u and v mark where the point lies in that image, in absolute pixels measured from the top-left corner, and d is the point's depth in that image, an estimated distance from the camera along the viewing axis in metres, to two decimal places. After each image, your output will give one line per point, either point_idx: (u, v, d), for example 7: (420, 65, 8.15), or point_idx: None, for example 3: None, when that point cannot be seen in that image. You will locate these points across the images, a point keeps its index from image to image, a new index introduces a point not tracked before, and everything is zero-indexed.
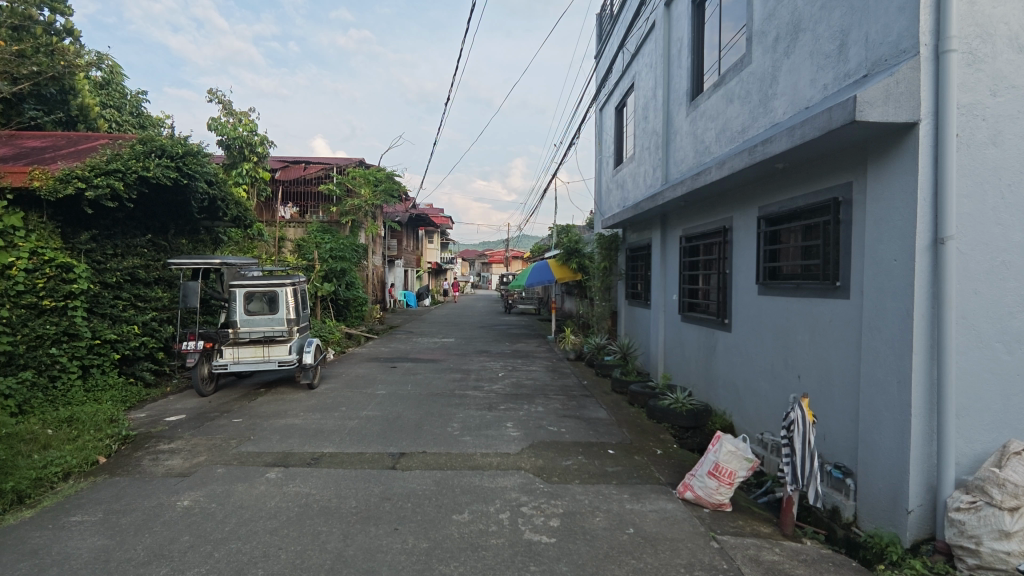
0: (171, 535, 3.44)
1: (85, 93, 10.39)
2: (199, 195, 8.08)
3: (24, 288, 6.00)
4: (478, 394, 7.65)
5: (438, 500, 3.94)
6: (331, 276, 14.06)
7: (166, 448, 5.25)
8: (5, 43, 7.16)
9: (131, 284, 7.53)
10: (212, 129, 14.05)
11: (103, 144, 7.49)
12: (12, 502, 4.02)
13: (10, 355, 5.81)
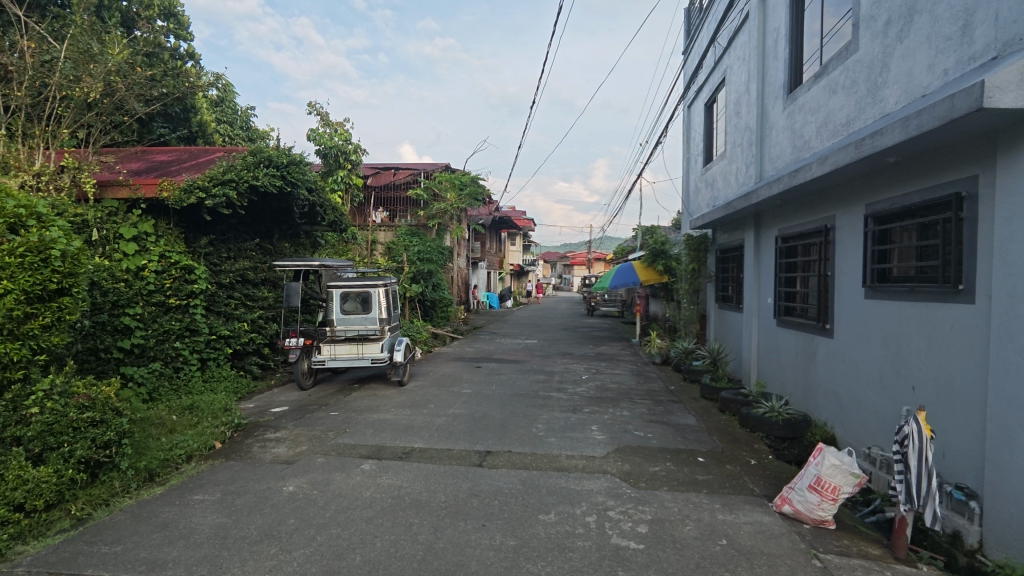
0: (279, 517, 3.70)
1: (204, 111, 11.40)
2: (301, 202, 8.62)
3: (154, 288, 6.65)
4: (562, 396, 7.65)
5: (524, 500, 3.98)
6: (419, 277, 14.59)
7: (273, 437, 5.66)
8: (140, 69, 8.00)
9: (242, 285, 8.19)
10: (312, 139, 14.99)
11: (219, 156, 8.20)
12: (144, 480, 4.50)
13: (143, 348, 6.49)
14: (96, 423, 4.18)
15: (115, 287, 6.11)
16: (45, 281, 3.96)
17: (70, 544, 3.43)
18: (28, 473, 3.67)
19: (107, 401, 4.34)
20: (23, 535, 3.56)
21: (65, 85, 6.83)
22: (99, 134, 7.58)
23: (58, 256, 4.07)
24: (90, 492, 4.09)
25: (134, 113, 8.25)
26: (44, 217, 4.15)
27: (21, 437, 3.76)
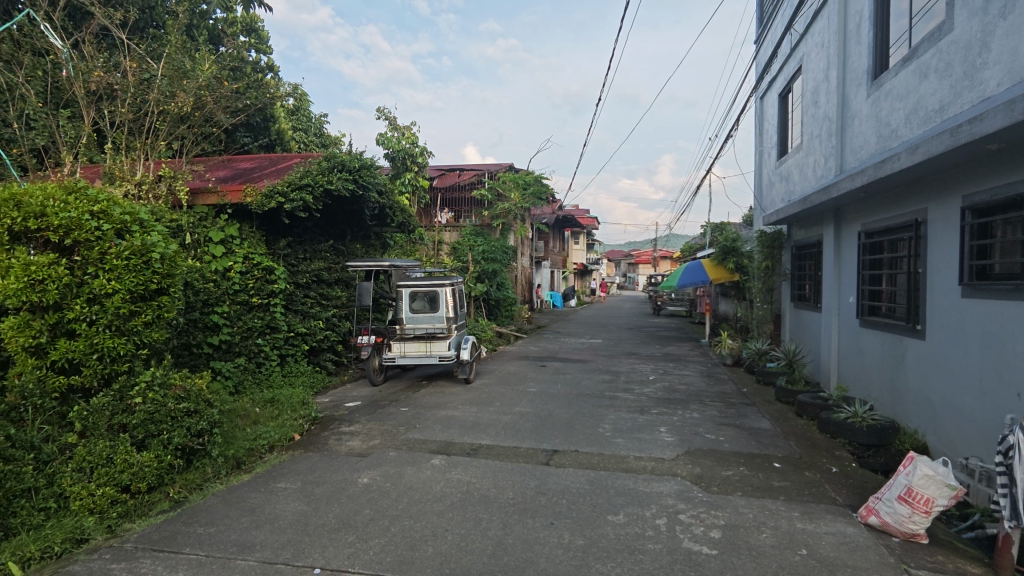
0: (355, 508, 3.86)
1: (282, 120, 12.02)
2: (372, 204, 8.94)
3: (239, 288, 7.07)
4: (629, 396, 7.54)
5: (592, 500, 3.96)
6: (484, 276, 14.78)
7: (348, 430, 5.91)
8: (227, 82, 8.54)
9: (317, 285, 8.58)
10: (381, 143, 15.49)
11: (296, 163, 8.61)
12: (232, 467, 4.81)
13: (229, 344, 6.92)
14: (190, 413, 4.51)
15: (205, 286, 6.54)
16: (147, 281, 4.32)
17: (171, 523, 3.72)
18: (133, 457, 4.01)
19: (200, 393, 4.67)
20: (129, 514, 3.89)
21: (162, 100, 7.39)
22: (192, 144, 8.15)
23: (157, 258, 4.43)
24: (186, 477, 4.41)
25: (221, 124, 8.81)
26: (144, 223, 4.52)
27: (127, 423, 4.11)
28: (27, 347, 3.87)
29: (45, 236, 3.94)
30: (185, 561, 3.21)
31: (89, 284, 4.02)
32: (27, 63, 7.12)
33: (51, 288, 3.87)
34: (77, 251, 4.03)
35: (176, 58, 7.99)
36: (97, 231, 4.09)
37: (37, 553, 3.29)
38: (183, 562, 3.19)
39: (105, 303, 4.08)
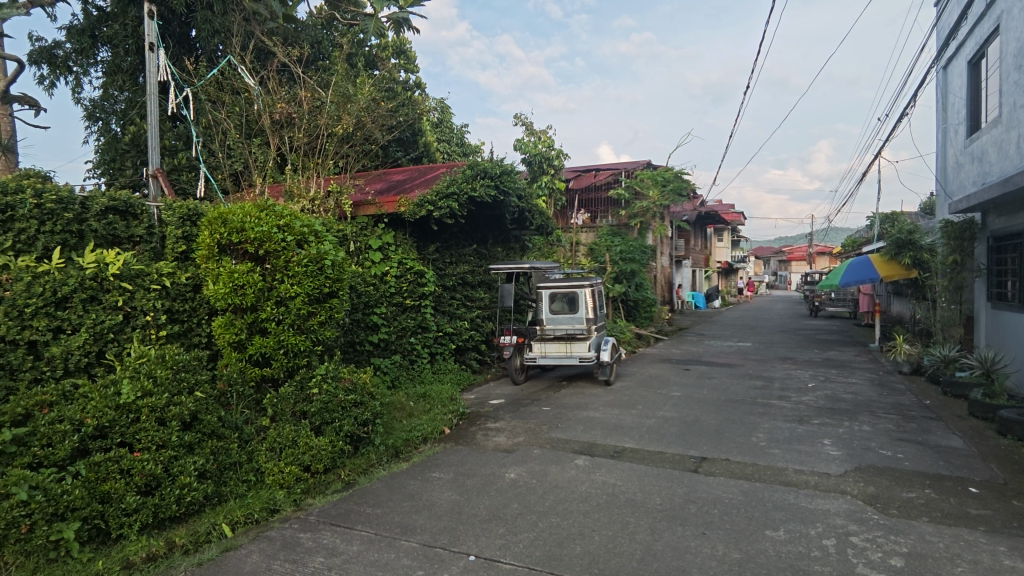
0: (504, 501, 4.02)
1: (429, 133, 12.86)
2: (512, 208, 9.24)
3: (395, 290, 7.67)
4: (785, 404, 6.98)
5: (747, 512, 3.73)
6: (622, 277, 14.56)
7: (493, 426, 6.16)
8: (382, 103, 9.36)
9: (463, 287, 9.05)
10: (518, 149, 15.95)
11: (443, 172, 9.17)
12: (392, 455, 5.24)
13: (387, 342, 7.52)
14: (357, 404, 5.00)
15: (366, 289, 7.15)
16: (322, 285, 4.87)
17: (345, 502, 4.16)
18: (313, 441, 4.53)
19: (364, 387, 5.14)
20: (310, 491, 4.40)
21: (330, 123, 8.30)
22: (355, 161, 9.02)
23: (329, 264, 4.96)
24: (354, 462, 4.89)
25: (377, 142, 9.66)
26: (319, 233, 5.10)
27: (307, 411, 4.67)
28: (231, 342, 4.57)
29: (244, 247, 4.64)
30: (358, 537, 3.56)
31: (278, 289, 4.64)
32: (227, 101, 8.37)
33: (249, 292, 4.54)
34: (268, 260, 4.68)
35: (342, 86, 8.92)
36: (283, 242, 4.70)
37: (242, 517, 3.85)
38: (357, 537, 3.55)
39: (289, 304, 4.68)
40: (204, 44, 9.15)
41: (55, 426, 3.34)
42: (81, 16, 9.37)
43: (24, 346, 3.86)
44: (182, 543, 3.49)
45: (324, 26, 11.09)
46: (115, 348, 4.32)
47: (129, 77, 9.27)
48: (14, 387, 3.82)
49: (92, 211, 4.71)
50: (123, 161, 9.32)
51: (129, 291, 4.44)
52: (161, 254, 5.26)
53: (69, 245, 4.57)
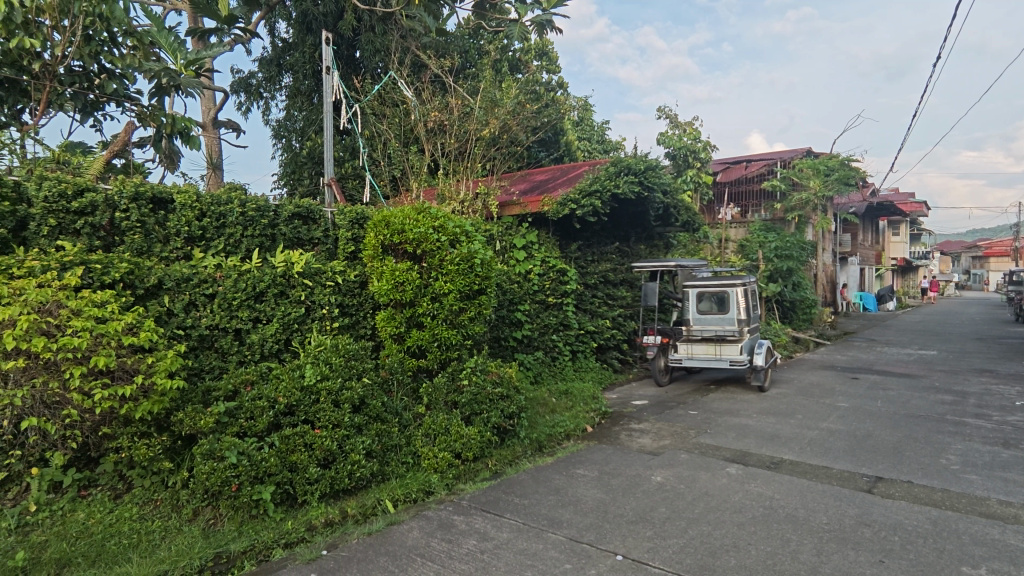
0: (651, 504, 3.93)
1: (570, 131, 12.92)
2: (657, 204, 8.97)
3: (538, 288, 7.81)
4: (984, 424, 5.99)
5: (937, 543, 3.27)
6: (777, 275, 13.46)
7: (638, 427, 6.04)
8: (526, 106, 9.60)
9: (605, 286, 8.96)
10: (661, 143, 15.44)
11: (585, 170, 9.15)
12: (536, 449, 5.33)
13: (530, 339, 7.69)
14: (503, 397, 5.17)
15: (512, 287, 7.35)
16: (472, 282, 5.12)
17: (494, 490, 4.33)
18: (463, 429, 4.77)
19: (510, 381, 5.31)
20: (461, 477, 4.61)
21: (479, 129, 8.76)
22: (500, 163, 9.35)
23: (478, 262, 5.20)
24: (501, 452, 5.04)
25: (521, 143, 9.92)
26: (469, 233, 5.36)
27: (458, 401, 4.94)
28: (393, 334, 5.02)
29: (404, 247, 5.05)
30: (507, 524, 3.71)
31: (433, 285, 4.98)
32: (388, 113, 9.12)
33: (408, 289, 4.93)
34: (425, 259, 5.04)
35: (489, 92, 9.31)
36: (437, 241, 5.03)
37: (403, 496, 4.17)
38: (506, 525, 3.69)
39: (442, 300, 4.99)
40: (367, 63, 10.04)
41: (256, 402, 3.95)
42: (270, 48, 10.78)
43: (232, 332, 4.63)
44: (353, 513, 3.88)
45: (472, 35, 11.63)
46: (299, 337, 4.93)
47: (306, 98, 10.47)
48: (225, 366, 4.56)
49: (282, 217, 5.53)
50: (302, 173, 10.56)
51: (309, 287, 5.03)
52: (335, 254, 5.91)
53: (265, 247, 5.42)
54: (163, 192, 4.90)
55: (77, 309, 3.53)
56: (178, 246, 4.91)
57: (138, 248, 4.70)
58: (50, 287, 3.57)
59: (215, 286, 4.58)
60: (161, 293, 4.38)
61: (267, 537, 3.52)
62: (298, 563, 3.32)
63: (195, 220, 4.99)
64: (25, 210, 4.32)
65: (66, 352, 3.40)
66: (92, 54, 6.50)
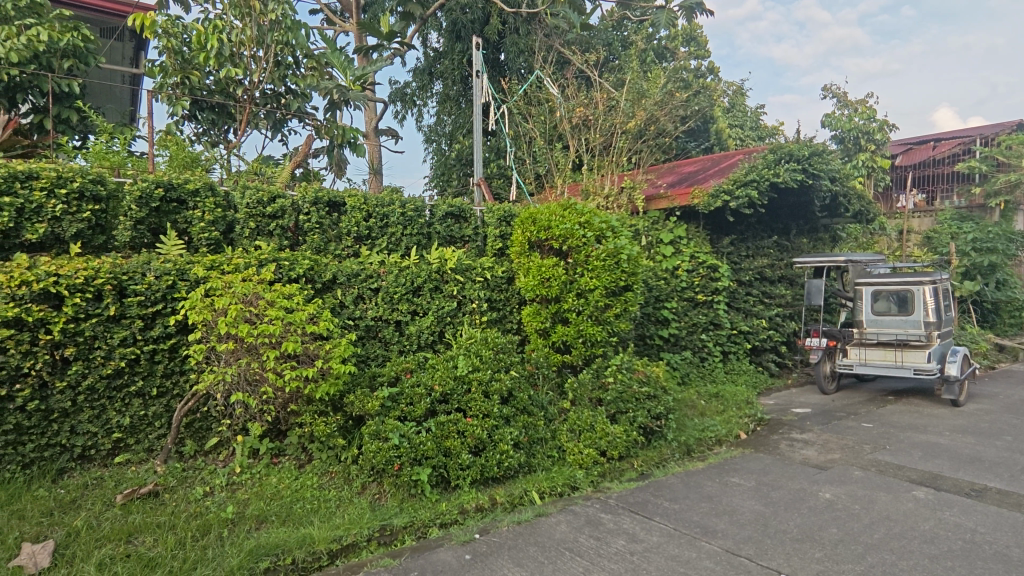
0: (819, 522, 3.58)
1: (721, 119, 12.20)
2: (823, 192, 8.12)
3: (686, 285, 7.43)
4: None
5: None
6: (974, 272, 11.53)
7: (800, 437, 5.53)
8: (675, 95, 9.24)
9: (761, 283, 8.27)
10: (827, 125, 14.00)
11: (740, 159, 8.55)
12: (685, 453, 5.06)
13: (677, 337, 7.38)
14: (651, 397, 4.99)
15: (657, 283, 7.16)
16: (618, 278, 5.06)
17: (642, 492, 4.23)
18: (609, 427, 4.65)
19: (657, 381, 5.11)
20: (606, 475, 4.53)
21: (625, 122, 8.61)
22: (647, 156, 9.11)
23: (625, 258, 5.12)
24: (648, 453, 4.86)
25: (669, 134, 9.55)
26: (616, 229, 5.30)
27: (603, 398, 4.88)
28: (539, 330, 5.15)
29: (551, 244, 5.12)
30: (657, 528, 3.60)
31: (578, 282, 4.98)
32: (534, 112, 9.30)
33: (554, 284, 5.00)
34: (571, 255, 5.06)
35: (635, 84, 9.09)
36: (583, 237, 5.02)
37: (548, 488, 4.21)
38: (656, 529, 3.58)
39: (588, 296, 4.98)
40: (512, 64, 10.28)
41: (415, 389, 4.24)
42: (423, 58, 11.51)
43: (394, 324, 5.03)
44: (502, 501, 4.00)
45: (616, 27, 11.48)
46: (451, 329, 5.22)
47: (455, 103, 11.02)
48: (387, 354, 4.96)
49: (437, 216, 5.93)
50: (452, 174, 11.13)
51: (461, 282, 5.31)
52: (484, 251, 6.18)
53: (421, 245, 5.84)
54: (337, 196, 5.45)
55: (271, 300, 4.04)
56: (349, 245, 5.45)
57: (317, 247, 5.28)
58: (252, 281, 4.13)
59: (379, 281, 4.99)
60: (335, 287, 4.87)
61: (425, 516, 3.76)
62: (453, 544, 3.50)
63: (363, 220, 5.49)
64: (232, 215, 5.07)
65: (264, 337, 3.93)
66: (281, 77, 7.40)
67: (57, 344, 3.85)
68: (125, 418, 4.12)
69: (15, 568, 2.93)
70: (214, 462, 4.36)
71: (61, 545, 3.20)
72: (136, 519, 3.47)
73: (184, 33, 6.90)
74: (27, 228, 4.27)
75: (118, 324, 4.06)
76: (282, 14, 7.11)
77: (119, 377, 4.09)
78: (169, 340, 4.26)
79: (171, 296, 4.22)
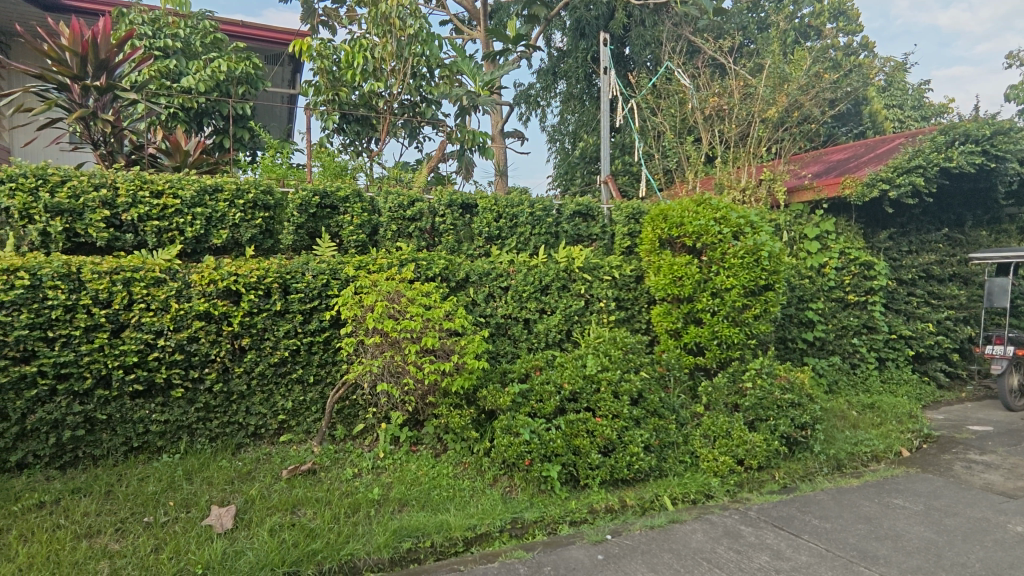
0: (1009, 559, 3.11)
1: (875, 99, 10.99)
2: (1009, 176, 7.00)
3: (835, 284, 6.78)
4: None
5: None
6: None
7: (979, 459, 4.83)
8: (822, 76, 8.47)
9: (926, 281, 7.32)
10: (1012, 98, 12.09)
11: (902, 142, 7.63)
12: (835, 468, 4.63)
13: (824, 341, 6.77)
14: (795, 405, 4.61)
15: (801, 282, 6.62)
16: (758, 277, 4.78)
17: (786, 506, 3.93)
18: (747, 435, 4.38)
19: (803, 388, 4.72)
20: (744, 485, 4.27)
21: (763, 109, 8.04)
22: (789, 144, 8.44)
23: (765, 256, 4.82)
24: (791, 465, 4.51)
25: (816, 119, 8.77)
26: (755, 224, 5.00)
27: (741, 404, 4.60)
28: (670, 330, 4.98)
29: (683, 241, 4.95)
30: (806, 547, 3.33)
31: (713, 281, 4.77)
32: (663, 105, 9.02)
33: (687, 284, 4.81)
34: (706, 253, 4.85)
35: (776, 68, 8.49)
36: (719, 234, 4.79)
37: (681, 495, 4.06)
38: (805, 547, 3.32)
39: (724, 296, 4.75)
40: (638, 58, 10.06)
41: (545, 386, 4.28)
42: (547, 59, 11.61)
43: (522, 322, 5.14)
44: (633, 504, 3.92)
45: (752, 9, 10.79)
46: (579, 328, 5.23)
47: (579, 101, 11.02)
48: (517, 351, 5.08)
49: (564, 215, 5.97)
50: (575, 173, 11.13)
51: (589, 280, 5.31)
52: (611, 249, 6.12)
53: (549, 244, 5.93)
54: (469, 198, 5.67)
55: (412, 298, 4.32)
56: (481, 245, 5.67)
57: (451, 247, 5.55)
58: (394, 280, 4.45)
59: (509, 280, 5.13)
60: (468, 286, 5.07)
61: (555, 512, 3.79)
62: (585, 543, 3.51)
63: (493, 221, 5.68)
64: (377, 218, 5.47)
65: (407, 333, 4.20)
66: (417, 87, 7.87)
67: (236, 335, 4.42)
68: (288, 402, 4.62)
69: (206, 527, 3.42)
70: (361, 446, 4.74)
71: (240, 510, 3.67)
72: (298, 493, 3.87)
73: (334, 54, 7.55)
74: (213, 234, 4.96)
75: (283, 318, 4.57)
76: (419, 28, 7.57)
77: (283, 365, 4.60)
78: (324, 333, 4.70)
79: (325, 294, 4.66)
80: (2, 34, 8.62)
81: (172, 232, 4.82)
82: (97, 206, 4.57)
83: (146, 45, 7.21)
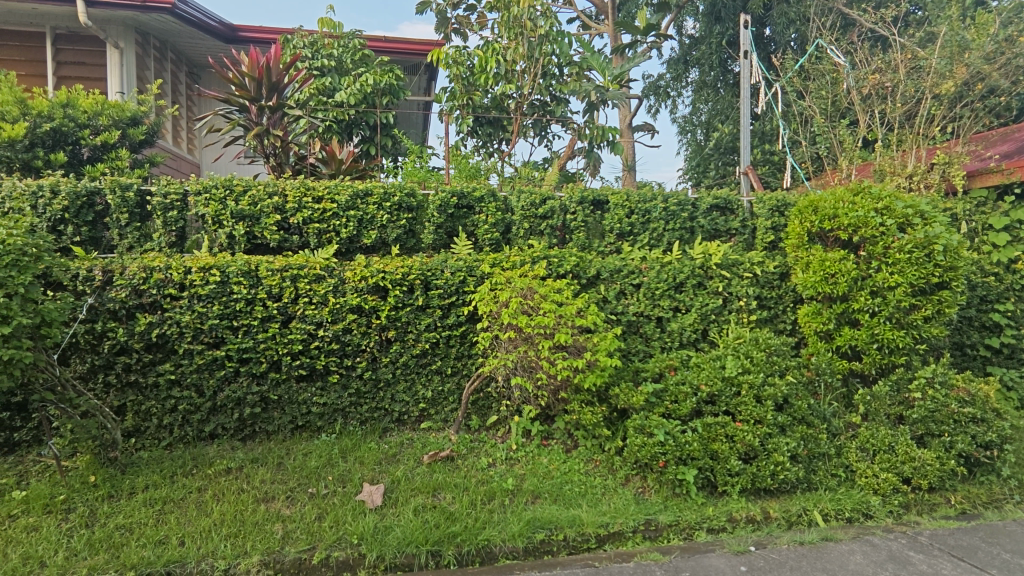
0: None
1: None
2: None
3: None
4: None
5: None
6: None
7: None
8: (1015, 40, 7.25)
9: None
10: None
11: None
12: None
13: (1014, 349, 5.84)
14: (978, 420, 4.00)
15: (984, 280, 5.77)
16: (930, 275, 4.24)
17: (965, 535, 3.53)
18: (916, 451, 3.89)
19: (988, 402, 4.09)
20: (911, 507, 3.84)
21: (936, 83, 7.07)
22: (969, 122, 7.35)
23: (940, 250, 4.25)
24: (971, 489, 3.96)
25: (1005, 90, 7.54)
26: (927, 214, 4.43)
27: (907, 416, 4.10)
28: (820, 332, 4.59)
29: (837, 234, 4.53)
30: None
31: (874, 277, 4.31)
32: (812, 87, 8.29)
33: (842, 281, 4.39)
34: (865, 247, 4.40)
35: (953, 35, 7.43)
36: (882, 226, 4.33)
37: (833, 511, 3.73)
38: None
39: (887, 295, 4.27)
40: (780, 38, 9.34)
41: (681, 387, 4.13)
42: (678, 47, 11.16)
43: (655, 320, 5.00)
44: (778, 516, 3.68)
45: None
46: (715, 328, 5.01)
47: (713, 89, 10.48)
48: (649, 350, 4.95)
49: (700, 210, 5.72)
50: (708, 165, 10.61)
51: (727, 278, 5.06)
52: (752, 245, 5.78)
53: (684, 240, 5.72)
54: (600, 195, 5.65)
55: (544, 295, 4.41)
56: (612, 241, 5.61)
57: (582, 245, 5.56)
58: (527, 277, 4.58)
59: (641, 277, 5.01)
60: (599, 283, 5.02)
61: (691, 517, 3.66)
62: (726, 552, 3.38)
63: (625, 217, 5.61)
64: (510, 217, 5.63)
65: (540, 328, 4.27)
66: (546, 86, 7.96)
67: (383, 327, 4.79)
68: (428, 391, 4.91)
69: (360, 502, 3.75)
70: (494, 436, 4.92)
71: (388, 489, 3.97)
72: (439, 477, 4.11)
73: (468, 60, 7.82)
74: (365, 234, 5.41)
75: (424, 312, 4.87)
76: (549, 27, 7.64)
77: (424, 356, 4.90)
78: (460, 327, 4.94)
79: (462, 290, 4.89)
80: (195, 66, 10.10)
81: (330, 233, 5.33)
82: (271, 212, 5.19)
83: (307, 66, 8.04)
